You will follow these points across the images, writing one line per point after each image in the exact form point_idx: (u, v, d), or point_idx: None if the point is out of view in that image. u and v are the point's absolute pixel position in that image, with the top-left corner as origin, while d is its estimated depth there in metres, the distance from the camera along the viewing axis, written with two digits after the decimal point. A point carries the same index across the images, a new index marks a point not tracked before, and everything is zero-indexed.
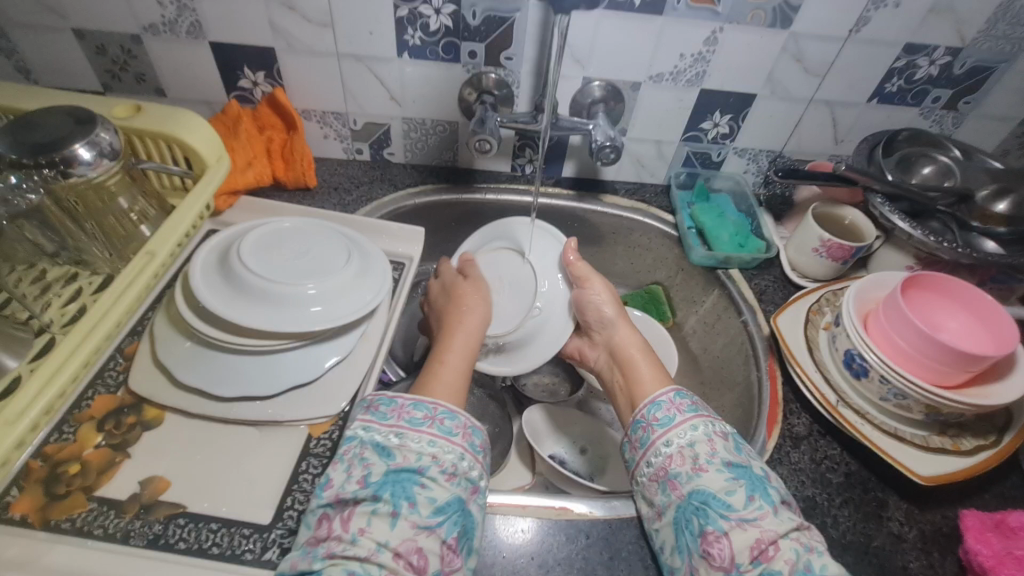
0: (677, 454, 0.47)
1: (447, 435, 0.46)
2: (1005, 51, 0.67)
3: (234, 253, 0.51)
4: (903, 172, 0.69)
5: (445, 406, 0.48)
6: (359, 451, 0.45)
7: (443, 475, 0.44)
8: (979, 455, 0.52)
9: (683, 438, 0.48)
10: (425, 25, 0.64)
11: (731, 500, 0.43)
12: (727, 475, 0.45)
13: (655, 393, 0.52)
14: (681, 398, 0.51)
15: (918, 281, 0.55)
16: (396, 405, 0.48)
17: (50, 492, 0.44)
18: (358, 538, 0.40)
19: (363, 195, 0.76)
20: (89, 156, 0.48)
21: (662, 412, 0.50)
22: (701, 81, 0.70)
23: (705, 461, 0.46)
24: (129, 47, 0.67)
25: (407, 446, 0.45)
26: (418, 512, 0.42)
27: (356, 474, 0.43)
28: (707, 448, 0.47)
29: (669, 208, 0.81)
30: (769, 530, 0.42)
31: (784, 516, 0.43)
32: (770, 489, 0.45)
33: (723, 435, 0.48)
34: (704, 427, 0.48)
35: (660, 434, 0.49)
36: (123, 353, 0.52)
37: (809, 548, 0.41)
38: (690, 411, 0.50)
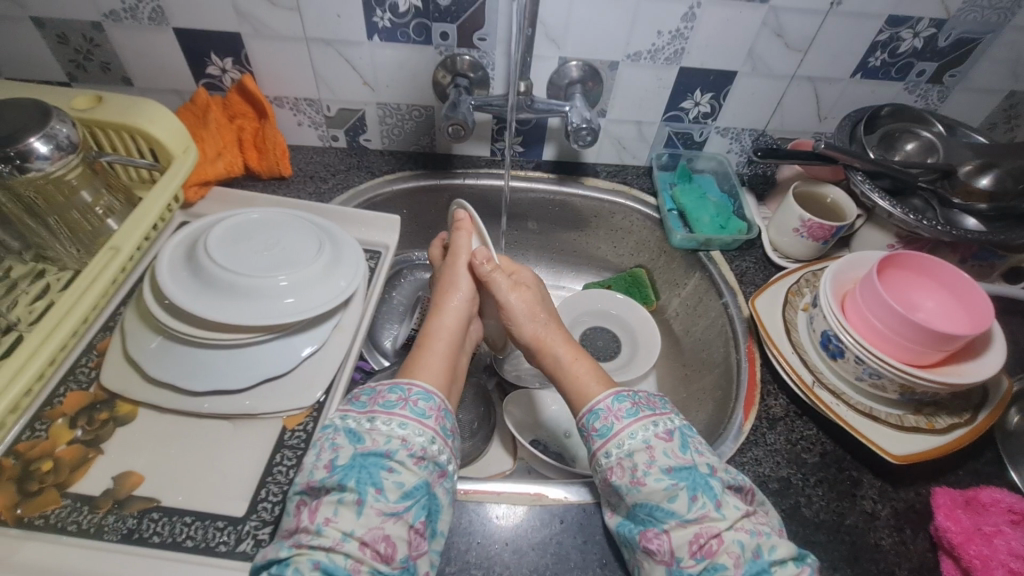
0: (618, 465, 0.46)
1: (420, 417, 0.46)
2: (990, 21, 0.66)
3: (201, 247, 0.51)
4: (886, 149, 0.69)
5: (419, 388, 0.48)
6: (331, 437, 0.45)
7: (411, 459, 0.43)
8: (954, 432, 0.52)
9: (621, 449, 0.46)
10: (394, 6, 0.62)
11: (674, 508, 0.43)
12: (667, 482, 0.44)
13: (594, 401, 0.50)
14: (619, 402, 0.49)
15: (894, 261, 0.55)
16: (374, 392, 0.47)
17: (22, 490, 0.44)
18: (323, 527, 0.40)
19: (340, 183, 0.75)
20: (46, 149, 0.47)
21: (600, 422, 0.48)
22: (680, 59, 0.69)
23: (643, 474, 0.45)
24: (91, 36, 0.65)
25: (377, 429, 0.44)
26: (385, 498, 0.41)
27: (325, 459, 0.43)
28: (645, 457, 0.45)
29: (651, 190, 0.80)
30: (711, 526, 0.43)
31: (729, 508, 0.43)
32: (714, 480, 0.44)
33: (663, 438, 0.46)
34: (642, 432, 0.47)
35: (600, 445, 0.47)
36: (96, 348, 0.52)
37: (756, 533, 0.43)
38: (629, 416, 0.48)
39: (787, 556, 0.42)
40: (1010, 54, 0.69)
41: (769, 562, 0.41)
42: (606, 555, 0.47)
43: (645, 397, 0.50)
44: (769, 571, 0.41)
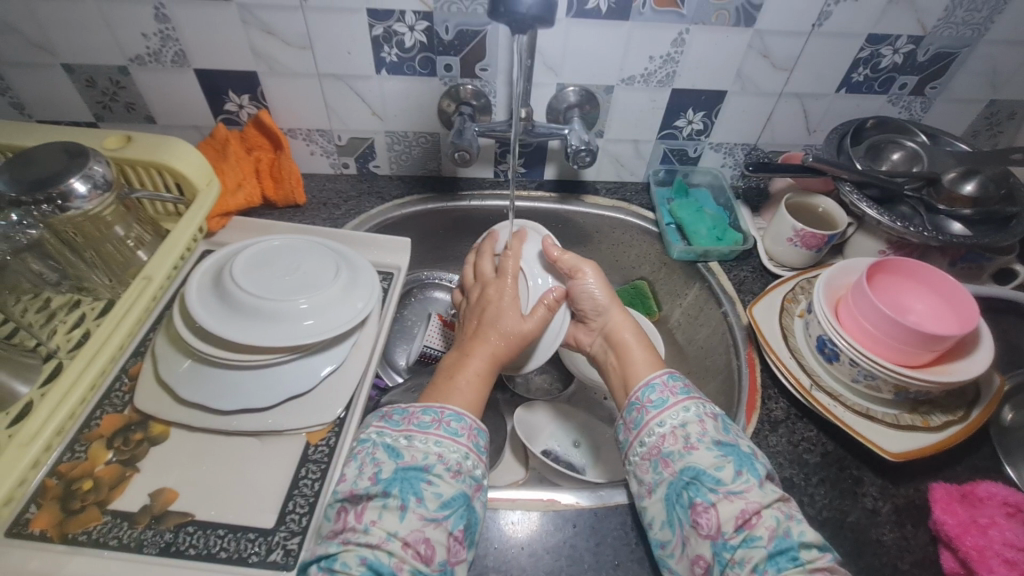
0: (670, 433, 0.49)
1: (453, 435, 0.48)
2: (965, 36, 0.69)
3: (227, 273, 0.54)
4: (873, 160, 0.72)
5: (451, 409, 0.51)
6: (371, 451, 0.47)
7: (448, 472, 0.46)
8: (948, 430, 0.55)
9: (676, 418, 0.49)
10: (400, 42, 0.66)
11: (720, 475, 0.45)
12: (717, 452, 0.47)
13: (650, 376, 0.54)
14: (674, 380, 0.53)
15: (884, 266, 0.57)
16: (408, 412, 0.50)
17: (66, 508, 0.47)
18: (370, 527, 0.43)
19: (352, 209, 0.78)
20: (84, 189, 0.50)
21: (656, 394, 0.52)
22: (672, 81, 0.72)
23: (696, 441, 0.48)
24: (117, 79, 0.69)
25: (415, 446, 0.47)
26: (425, 506, 0.44)
27: (368, 471, 0.46)
28: (698, 428, 0.48)
29: (649, 206, 0.84)
30: (753, 501, 0.44)
31: (768, 489, 0.45)
32: (756, 463, 0.47)
33: (713, 415, 0.50)
34: (696, 407, 0.50)
35: (654, 415, 0.51)
36: (128, 373, 0.55)
37: (789, 516, 0.44)
38: (683, 393, 0.52)
39: (815, 542, 0.43)
40: (987, 66, 0.73)
41: (799, 543, 0.42)
42: (619, 556, 0.49)
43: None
44: (797, 552, 0.42)
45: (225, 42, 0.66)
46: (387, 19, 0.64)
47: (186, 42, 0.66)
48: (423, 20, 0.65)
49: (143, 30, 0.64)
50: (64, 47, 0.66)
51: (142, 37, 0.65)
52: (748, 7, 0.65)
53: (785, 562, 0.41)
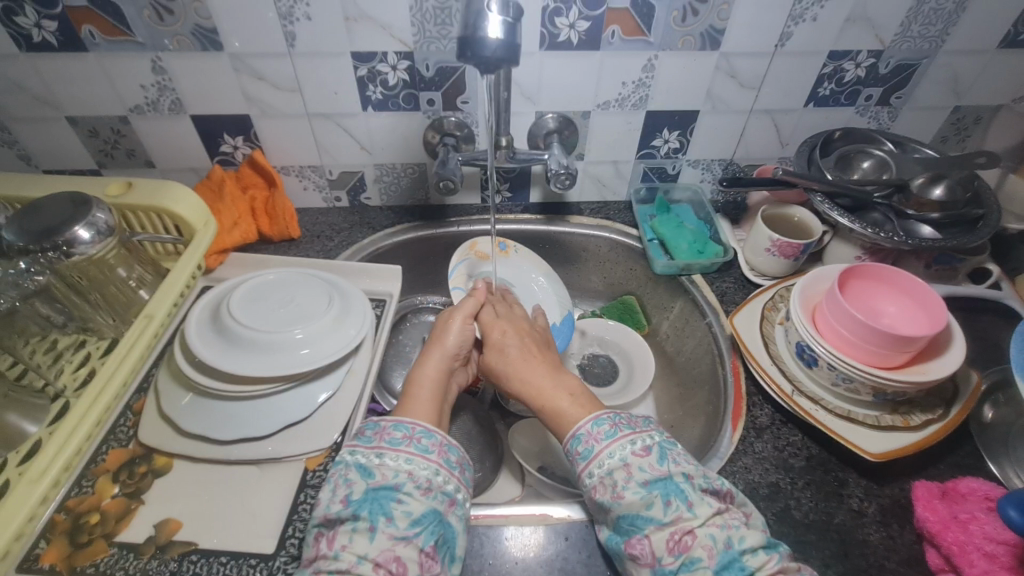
0: (600, 484, 0.49)
1: (424, 452, 0.50)
2: (923, 48, 0.72)
3: (225, 308, 0.56)
4: (843, 170, 0.74)
5: (422, 426, 0.52)
6: (344, 472, 0.48)
7: (418, 490, 0.47)
8: (928, 428, 0.56)
9: (602, 467, 0.49)
10: (384, 81, 0.70)
11: (652, 514, 0.46)
12: (643, 492, 0.47)
13: (576, 427, 0.53)
14: (598, 425, 0.52)
15: (854, 272, 0.59)
16: (380, 429, 0.52)
17: (74, 542, 0.48)
18: (341, 553, 0.44)
19: (345, 239, 0.81)
20: (88, 235, 0.53)
21: (582, 445, 0.51)
22: (646, 104, 0.76)
23: (622, 488, 0.47)
24: (118, 128, 0.73)
25: (386, 464, 0.48)
26: (395, 525, 0.45)
27: (340, 494, 0.47)
28: (623, 474, 0.48)
29: (632, 223, 0.86)
30: (685, 523, 0.45)
31: (700, 508, 0.46)
32: (688, 484, 0.47)
33: (637, 454, 0.49)
34: (619, 451, 0.50)
35: (584, 467, 0.51)
36: (132, 409, 0.57)
37: (726, 527, 0.45)
38: (607, 437, 0.51)
39: (756, 544, 0.44)
40: (948, 74, 0.76)
41: (739, 553, 0.43)
42: (610, 567, 0.51)
43: (623, 418, 0.53)
44: (740, 560, 0.43)
45: (219, 89, 0.70)
46: (371, 61, 0.68)
47: (181, 90, 0.69)
48: (405, 59, 0.68)
49: (142, 82, 0.68)
50: (68, 100, 0.69)
51: (141, 89, 0.69)
52: (712, 32, 0.69)
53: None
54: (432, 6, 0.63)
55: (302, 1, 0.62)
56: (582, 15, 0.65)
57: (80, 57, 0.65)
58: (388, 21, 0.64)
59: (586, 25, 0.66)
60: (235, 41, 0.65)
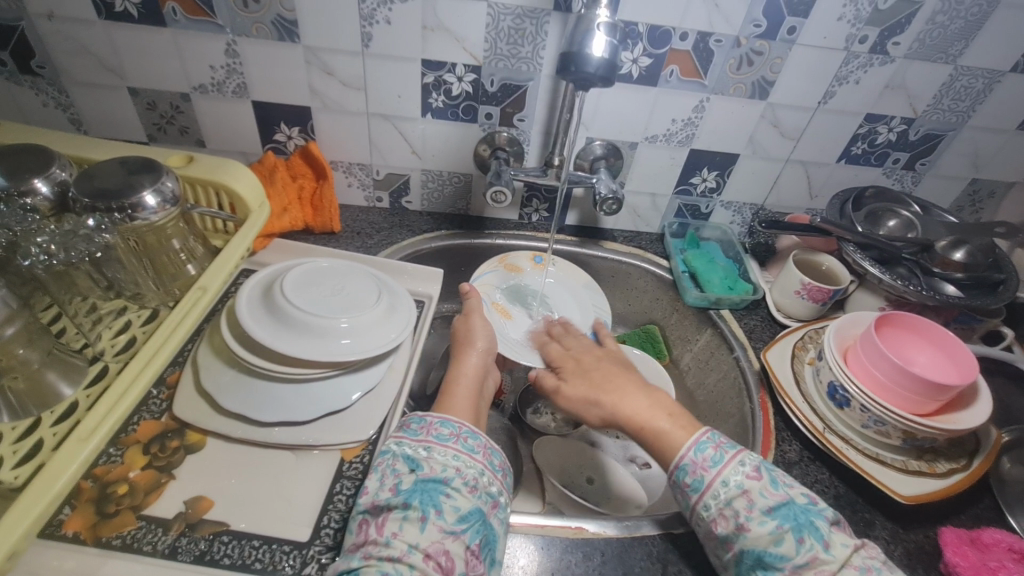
0: (720, 516, 0.46)
1: (470, 452, 0.51)
2: (951, 121, 0.78)
3: (277, 288, 0.56)
4: (872, 224, 0.77)
5: (468, 426, 0.53)
6: (392, 463, 0.49)
7: (466, 487, 0.48)
8: (953, 477, 0.58)
9: (719, 498, 0.46)
10: (448, 90, 0.72)
11: (782, 551, 0.43)
12: (772, 526, 0.44)
13: (677, 457, 0.49)
14: (700, 450, 0.49)
15: (888, 320, 0.62)
16: (426, 423, 0.52)
17: (100, 511, 0.46)
18: (391, 540, 0.43)
19: (384, 239, 0.82)
20: (153, 202, 0.54)
21: (690, 476, 0.48)
22: (691, 142, 0.79)
23: (746, 520, 0.45)
24: (178, 104, 0.74)
25: (434, 458, 0.49)
26: (445, 518, 0.45)
27: (388, 482, 0.47)
28: (744, 502, 0.46)
29: (663, 255, 0.89)
30: (824, 570, 0.42)
31: (837, 547, 0.43)
32: (818, 519, 0.44)
33: (757, 474, 0.47)
34: (734, 478, 0.47)
35: (697, 500, 0.48)
36: (166, 382, 0.56)
37: (867, 570, 0.42)
38: (715, 464, 0.48)
39: None
40: (970, 148, 0.81)
41: None
42: None
43: (722, 438, 0.50)
44: None
45: (286, 81, 0.71)
46: (439, 70, 0.70)
47: (248, 75, 0.71)
48: (472, 72, 0.71)
49: (211, 62, 0.69)
50: (133, 72, 0.70)
51: (209, 69, 0.70)
52: (763, 83, 0.73)
53: None
54: (508, 26, 0.66)
55: (386, 5, 0.65)
56: (646, 52, 0.69)
57: (157, 31, 0.66)
58: (463, 35, 0.67)
59: (649, 61, 0.70)
60: (312, 36, 0.67)
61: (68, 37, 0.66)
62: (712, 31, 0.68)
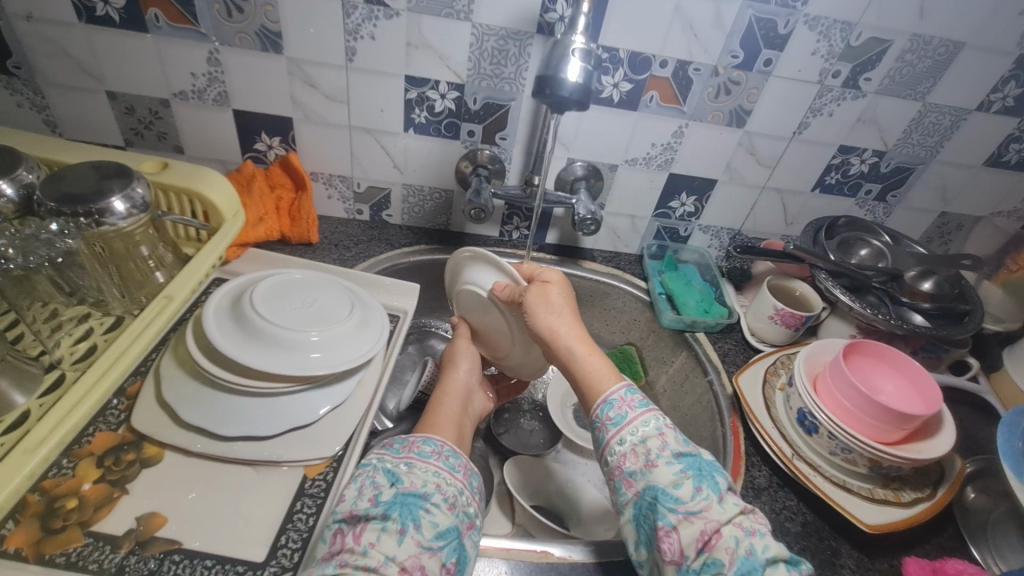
0: (631, 451, 0.48)
1: (451, 469, 0.50)
2: (920, 156, 0.80)
3: (246, 299, 0.55)
4: (844, 252, 0.79)
5: (450, 445, 0.53)
6: (371, 475, 0.48)
7: (445, 504, 0.47)
8: (917, 506, 0.58)
9: (636, 435, 0.49)
10: (431, 106, 0.73)
11: (679, 493, 0.45)
12: (676, 468, 0.46)
13: (608, 392, 0.53)
14: (632, 394, 0.52)
15: (856, 348, 0.63)
16: (408, 442, 0.52)
17: (45, 526, 0.44)
18: (368, 550, 0.42)
19: (362, 252, 0.82)
20: (122, 207, 0.53)
21: (614, 411, 0.51)
22: (670, 166, 0.80)
23: (656, 457, 0.47)
24: (157, 110, 0.73)
25: (415, 473, 0.48)
26: (423, 533, 0.44)
27: (368, 493, 0.46)
28: (657, 442, 0.48)
29: (641, 276, 0.89)
30: (713, 520, 0.43)
31: (728, 503, 0.45)
32: (719, 476, 0.47)
33: (672, 428, 0.50)
34: (654, 422, 0.50)
35: (614, 433, 0.50)
36: (126, 393, 0.55)
37: (751, 532, 0.43)
38: (641, 407, 0.51)
39: (779, 556, 0.42)
40: (938, 183, 0.83)
41: (763, 560, 0.41)
42: None
43: None
44: (762, 569, 0.41)
45: (268, 91, 0.71)
46: (422, 86, 0.71)
47: (230, 84, 0.71)
48: (455, 90, 0.71)
49: (193, 69, 0.69)
50: (112, 75, 0.69)
51: (191, 76, 0.70)
52: (740, 111, 0.74)
53: None
54: (491, 46, 0.67)
55: (370, 21, 0.65)
56: (626, 77, 0.70)
57: (138, 37, 0.66)
58: (447, 53, 0.68)
59: (629, 86, 0.71)
60: (296, 48, 0.67)
61: (47, 38, 0.66)
62: (691, 59, 0.69)
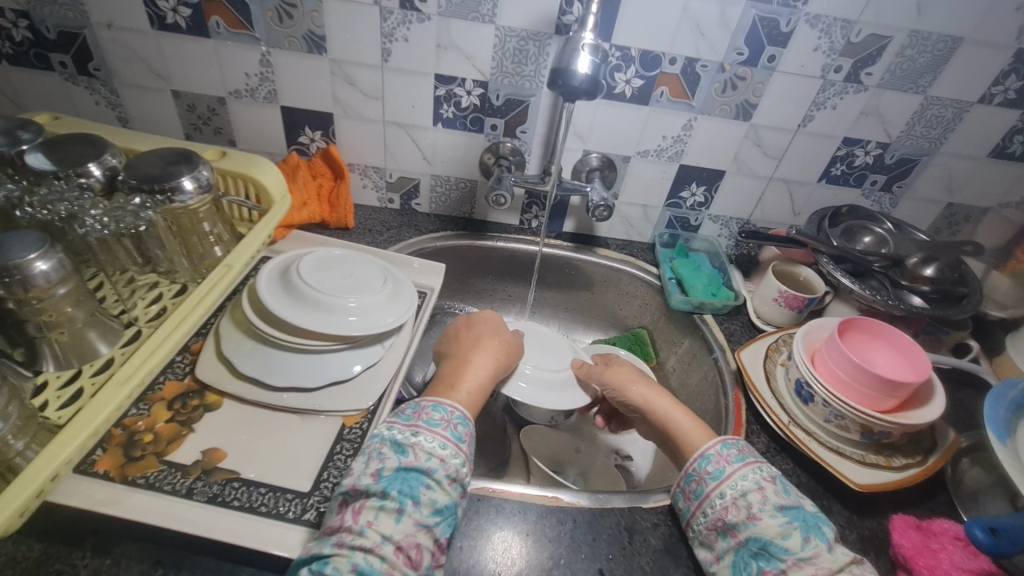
0: (732, 505, 0.50)
1: (457, 440, 0.52)
2: (924, 147, 0.83)
3: (294, 268, 0.62)
4: (848, 239, 0.82)
5: (460, 412, 0.54)
6: (379, 446, 0.50)
7: (447, 479, 0.49)
8: (907, 471, 0.62)
9: (735, 489, 0.50)
10: (457, 102, 0.80)
11: (788, 544, 0.45)
12: (781, 519, 0.47)
13: (704, 448, 0.55)
14: (728, 448, 0.54)
15: (853, 325, 0.67)
16: (420, 409, 0.54)
17: (128, 454, 0.52)
18: (366, 529, 0.44)
19: (393, 236, 0.89)
20: (190, 186, 0.61)
21: (711, 465, 0.53)
22: (680, 158, 0.85)
23: (758, 510, 0.48)
24: (214, 107, 0.82)
25: (421, 445, 0.50)
26: (421, 510, 0.46)
27: (372, 467, 0.48)
28: (758, 496, 0.49)
29: (653, 263, 0.95)
30: (824, 568, 0.44)
31: (838, 552, 0.45)
32: (825, 526, 0.47)
33: (772, 480, 0.51)
34: (753, 475, 0.51)
35: (714, 486, 0.52)
36: (191, 349, 0.63)
37: None
38: (738, 461, 0.53)
39: None
40: (943, 174, 0.86)
41: None
42: (610, 552, 0.54)
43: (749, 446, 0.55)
44: None
45: (313, 89, 0.79)
46: (450, 84, 0.78)
47: (279, 84, 0.79)
48: (479, 87, 0.78)
49: (247, 70, 0.78)
50: (177, 76, 0.78)
51: (245, 76, 0.78)
52: (747, 105, 0.79)
53: None
54: (513, 47, 0.74)
55: (404, 25, 0.72)
56: (638, 74, 0.76)
57: (201, 41, 0.75)
58: (473, 53, 0.75)
59: (640, 83, 0.77)
60: (338, 50, 0.75)
61: (124, 44, 0.75)
62: (699, 57, 0.74)
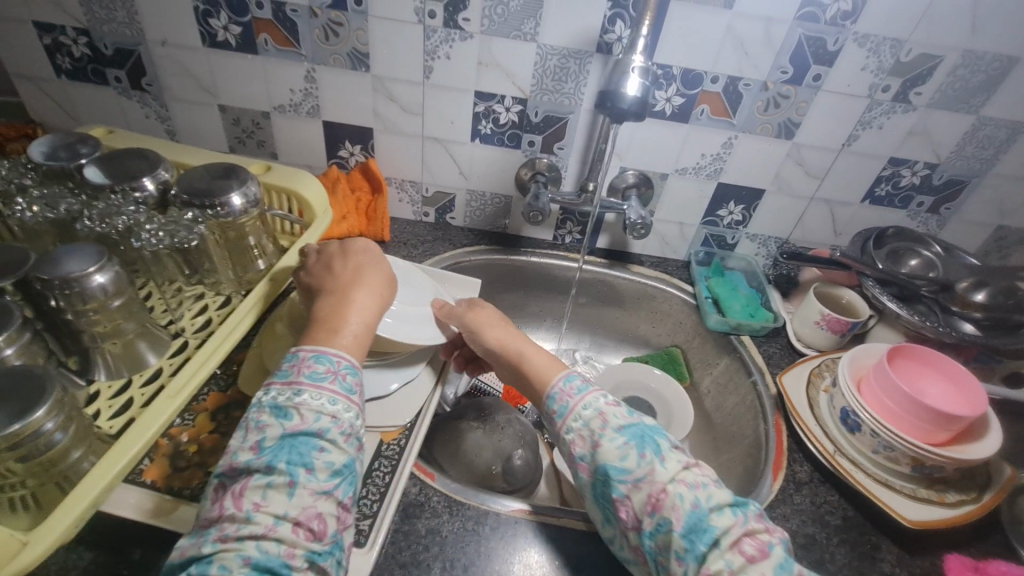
0: (578, 437, 0.50)
1: (348, 392, 0.46)
2: (975, 168, 0.81)
3: None
4: (893, 262, 0.80)
5: (348, 361, 0.48)
6: (258, 415, 0.44)
7: (342, 436, 0.44)
8: (962, 507, 0.59)
9: (580, 421, 0.50)
10: (496, 119, 0.80)
11: (625, 465, 0.46)
12: (619, 441, 0.47)
13: (551, 385, 0.54)
14: (572, 382, 0.54)
15: (901, 351, 0.65)
16: (299, 360, 0.47)
17: (173, 465, 0.53)
18: (253, 513, 0.39)
19: (427, 250, 0.90)
20: (239, 202, 0.62)
21: (557, 404, 0.53)
22: (719, 176, 0.84)
23: (599, 437, 0.48)
24: (259, 121, 0.84)
25: (306, 405, 0.44)
26: (316, 478, 0.41)
27: (252, 440, 0.43)
28: (599, 423, 0.49)
29: (688, 280, 0.93)
30: (660, 481, 0.45)
31: (672, 461, 0.46)
32: (662, 439, 0.48)
33: (613, 405, 0.51)
34: (594, 404, 0.51)
35: (562, 424, 0.51)
36: (233, 361, 0.64)
37: (695, 485, 0.44)
38: (581, 393, 0.53)
39: (725, 502, 0.44)
40: (994, 196, 0.84)
41: (710, 509, 0.43)
42: None
43: None
44: (709, 517, 0.43)
45: (354, 104, 0.80)
46: (489, 101, 0.78)
47: (322, 99, 0.80)
48: (518, 104, 0.78)
49: (292, 86, 0.79)
50: (225, 91, 0.80)
51: (289, 91, 0.80)
52: (790, 124, 0.78)
53: (699, 540, 0.42)
54: (554, 65, 0.74)
55: (447, 43, 0.73)
56: (679, 92, 0.75)
57: (249, 58, 0.76)
58: (514, 71, 0.75)
59: (681, 100, 0.76)
60: (381, 67, 0.76)
61: (176, 60, 0.77)
62: (742, 75, 0.73)
